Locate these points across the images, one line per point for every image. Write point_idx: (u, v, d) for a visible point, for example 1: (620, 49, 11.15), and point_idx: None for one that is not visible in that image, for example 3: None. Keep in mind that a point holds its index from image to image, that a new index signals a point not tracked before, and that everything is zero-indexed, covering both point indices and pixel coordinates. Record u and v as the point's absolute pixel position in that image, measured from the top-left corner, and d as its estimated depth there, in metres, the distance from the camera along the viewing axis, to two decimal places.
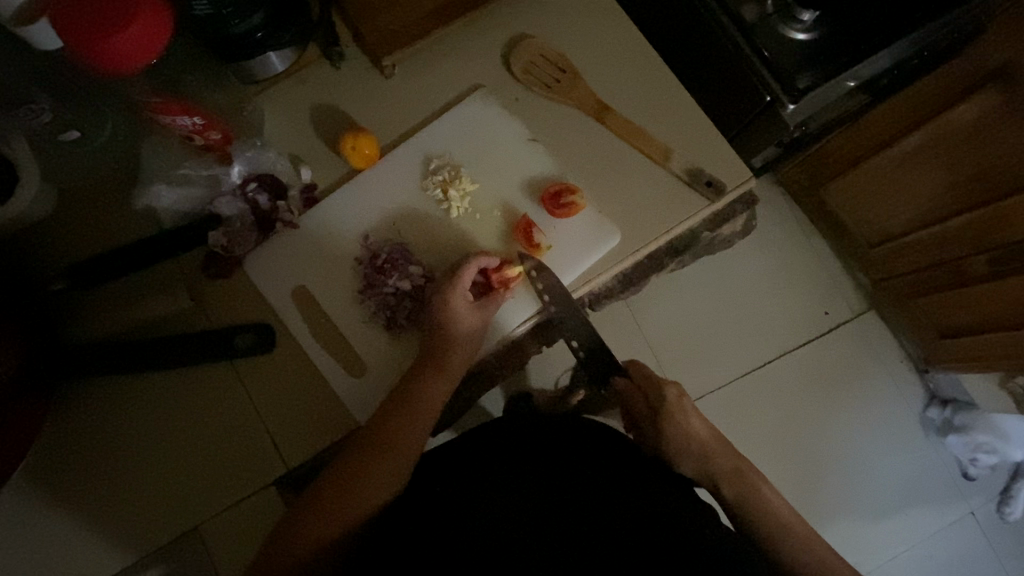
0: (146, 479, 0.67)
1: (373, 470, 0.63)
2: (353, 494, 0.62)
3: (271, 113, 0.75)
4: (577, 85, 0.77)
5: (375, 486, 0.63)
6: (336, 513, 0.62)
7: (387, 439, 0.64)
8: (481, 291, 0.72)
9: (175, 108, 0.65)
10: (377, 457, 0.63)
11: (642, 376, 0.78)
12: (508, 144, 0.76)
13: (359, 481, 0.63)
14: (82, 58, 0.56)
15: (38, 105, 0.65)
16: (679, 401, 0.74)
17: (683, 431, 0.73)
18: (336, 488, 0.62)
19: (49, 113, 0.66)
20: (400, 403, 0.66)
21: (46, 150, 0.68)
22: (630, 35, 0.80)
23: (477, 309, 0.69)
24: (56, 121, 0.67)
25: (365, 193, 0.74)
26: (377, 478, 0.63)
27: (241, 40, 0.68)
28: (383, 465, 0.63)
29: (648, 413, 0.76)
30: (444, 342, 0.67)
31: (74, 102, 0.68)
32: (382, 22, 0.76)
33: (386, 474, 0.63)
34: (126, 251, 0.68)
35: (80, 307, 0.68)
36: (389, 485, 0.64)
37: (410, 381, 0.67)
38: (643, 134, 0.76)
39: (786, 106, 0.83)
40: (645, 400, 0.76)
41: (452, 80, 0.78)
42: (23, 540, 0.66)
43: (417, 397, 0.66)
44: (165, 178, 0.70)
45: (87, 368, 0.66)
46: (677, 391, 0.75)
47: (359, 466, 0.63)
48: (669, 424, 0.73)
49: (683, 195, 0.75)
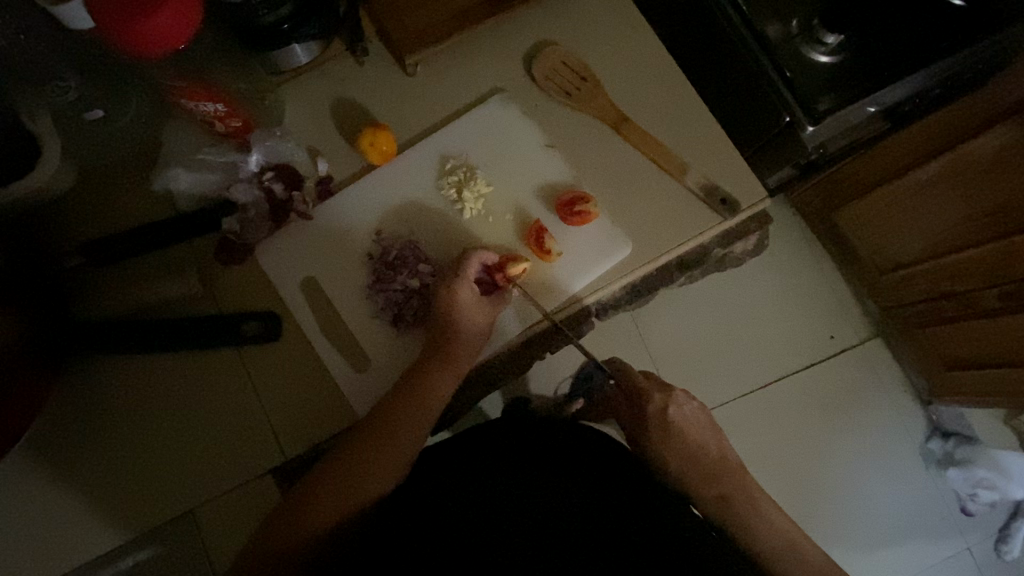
0: (143, 458, 0.67)
1: (374, 462, 0.63)
2: (353, 485, 0.63)
3: (292, 106, 0.76)
4: (597, 95, 0.78)
5: (374, 479, 0.63)
6: (333, 505, 0.62)
7: (387, 429, 0.64)
8: (488, 286, 0.71)
9: (200, 92, 0.66)
10: (379, 449, 0.64)
11: (625, 379, 0.84)
12: (525, 149, 0.76)
13: (358, 472, 0.63)
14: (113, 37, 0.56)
15: (68, 80, 0.66)
16: (660, 412, 0.78)
17: (672, 441, 0.76)
18: (330, 481, 0.62)
19: (76, 90, 0.67)
20: (406, 396, 0.66)
21: (71, 125, 0.68)
22: (654, 47, 0.81)
23: (479, 303, 0.70)
24: (83, 99, 0.67)
25: (380, 189, 0.74)
26: (375, 469, 0.63)
27: (269, 30, 0.69)
28: (384, 457, 0.64)
29: (633, 416, 0.80)
30: (450, 334, 0.68)
31: (104, 82, 0.68)
32: (408, 20, 0.76)
33: (386, 465, 0.64)
34: (141, 230, 0.69)
35: (89, 285, 0.68)
36: (388, 478, 0.64)
37: (415, 375, 0.67)
38: (661, 147, 0.76)
39: (806, 128, 0.82)
40: (630, 402, 0.82)
41: (474, 82, 0.79)
42: (19, 512, 0.66)
43: (421, 392, 0.66)
44: (182, 162, 0.71)
45: (93, 344, 0.66)
46: (664, 398, 0.78)
47: (361, 455, 0.63)
48: (655, 430, 0.77)
49: (697, 210, 0.75)
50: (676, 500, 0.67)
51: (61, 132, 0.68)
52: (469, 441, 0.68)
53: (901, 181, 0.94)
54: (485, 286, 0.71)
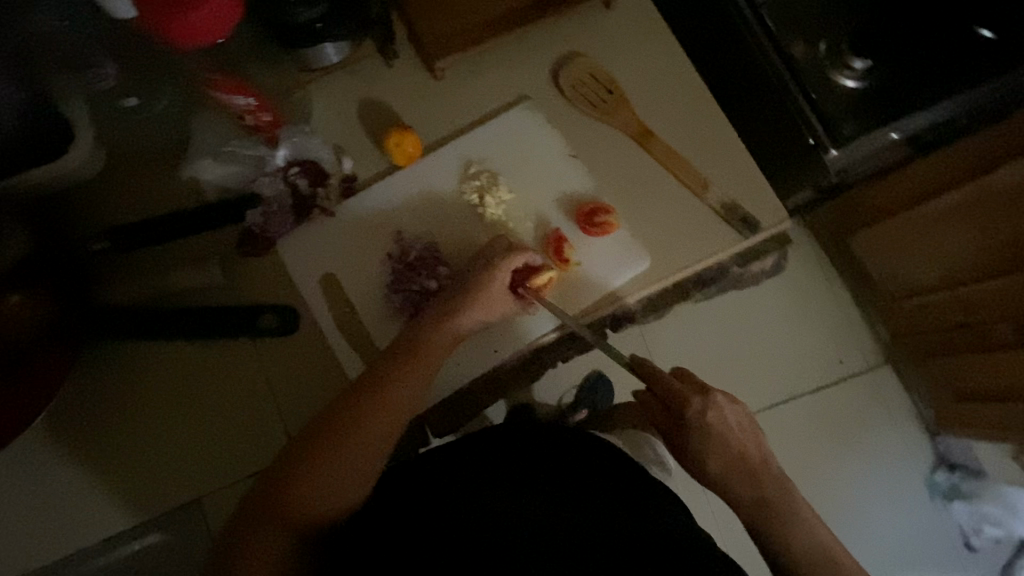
0: (153, 444, 0.68)
1: (344, 453, 0.62)
2: (327, 475, 0.61)
3: (320, 104, 0.76)
4: (622, 107, 0.78)
5: (350, 470, 0.62)
6: (310, 496, 0.61)
7: (355, 420, 0.63)
8: (519, 281, 0.71)
9: (233, 87, 0.68)
10: (354, 441, 0.62)
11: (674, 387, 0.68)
12: (548, 157, 0.77)
13: (332, 463, 0.62)
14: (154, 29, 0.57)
15: (104, 70, 0.68)
16: (702, 418, 0.67)
17: (711, 451, 0.67)
18: (332, 477, 0.62)
19: (114, 80, 0.69)
20: (380, 387, 0.65)
21: (104, 112, 0.70)
22: (681, 64, 0.81)
23: (503, 300, 0.70)
24: (118, 87, 0.69)
25: (403, 190, 0.75)
26: (346, 461, 0.62)
27: (302, 29, 0.70)
28: (355, 449, 0.62)
29: (670, 422, 0.69)
30: (432, 327, 0.68)
31: (139, 72, 0.70)
32: (439, 25, 0.77)
33: (359, 458, 0.62)
34: (166, 219, 0.68)
35: (114, 270, 0.68)
36: (364, 472, 0.63)
37: (386, 366, 0.66)
38: (683, 162, 0.76)
39: (830, 150, 0.83)
40: (666, 409, 0.69)
41: (500, 89, 0.80)
42: (31, 493, 0.67)
43: (394, 384, 0.65)
44: (211, 154, 0.71)
45: (112, 330, 0.67)
46: (704, 402, 0.67)
47: (332, 445, 0.62)
48: (694, 441, 0.67)
49: (718, 227, 0.75)
50: (684, 517, 0.66)
51: (94, 118, 0.70)
52: (475, 444, 0.68)
53: (918, 208, 0.94)
54: (517, 282, 0.70)
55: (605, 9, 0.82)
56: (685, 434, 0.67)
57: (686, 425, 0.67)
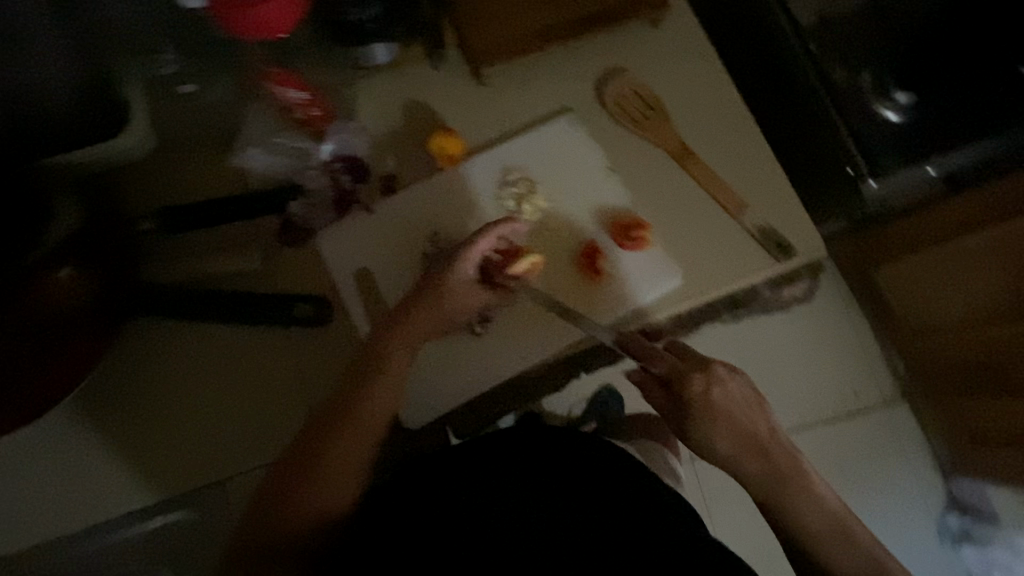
0: (182, 423, 0.69)
1: (332, 461, 0.62)
2: (318, 481, 0.61)
3: (366, 101, 0.77)
4: (664, 125, 0.79)
5: (341, 475, 0.62)
6: (303, 498, 0.61)
7: (339, 428, 0.62)
8: (485, 269, 0.69)
9: (289, 81, 0.71)
10: (341, 447, 0.62)
11: (668, 367, 0.62)
12: (586, 169, 0.77)
13: (322, 469, 0.62)
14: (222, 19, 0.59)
15: (168, 57, 0.70)
16: (705, 395, 0.60)
17: (715, 429, 0.61)
18: (309, 477, 0.61)
19: (175, 65, 0.71)
20: (358, 394, 0.64)
21: (164, 97, 0.72)
22: (724, 87, 0.81)
23: (465, 293, 0.68)
24: (177, 74, 0.71)
25: (441, 193, 0.76)
26: (333, 468, 0.62)
27: (353, 29, 0.72)
28: (342, 457, 0.62)
29: (672, 406, 0.62)
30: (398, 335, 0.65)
31: (198, 59, 0.72)
32: (487, 32, 0.78)
33: (347, 466, 0.62)
34: (210, 203, 0.69)
35: (162, 250, 0.71)
36: (354, 475, 0.62)
37: (364, 375, 0.65)
38: (721, 184, 0.77)
39: (865, 180, 0.85)
40: (666, 387, 0.63)
41: (543, 98, 0.80)
42: (61, 463, 0.68)
43: (369, 394, 0.64)
44: (260, 144, 0.73)
45: (156, 308, 0.68)
46: (705, 379, 0.61)
47: (320, 453, 0.62)
48: (696, 419, 0.61)
49: (752, 250, 0.75)
50: None
51: (151, 99, 0.71)
52: (486, 448, 0.68)
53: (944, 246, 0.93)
54: (483, 271, 0.68)
55: (652, 28, 0.83)
56: (687, 412, 0.62)
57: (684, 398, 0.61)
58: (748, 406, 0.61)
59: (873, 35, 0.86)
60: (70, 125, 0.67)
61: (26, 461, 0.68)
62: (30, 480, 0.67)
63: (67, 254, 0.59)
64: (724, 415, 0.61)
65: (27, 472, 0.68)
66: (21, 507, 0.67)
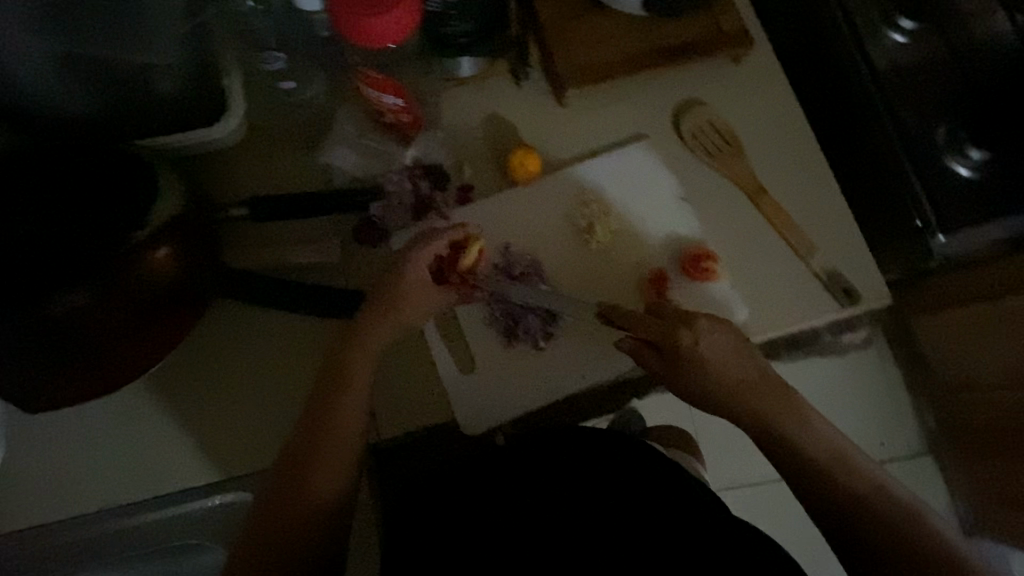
0: (243, 407, 0.70)
1: (333, 435, 0.63)
2: (321, 455, 0.62)
3: (449, 111, 0.79)
4: (739, 161, 0.80)
5: (348, 445, 0.64)
6: (312, 472, 0.62)
7: (334, 403, 0.64)
8: (441, 267, 0.70)
9: (383, 85, 0.72)
10: (340, 421, 0.64)
11: (655, 330, 0.65)
12: (658, 197, 0.78)
13: (322, 443, 0.63)
14: (337, 24, 0.61)
15: (277, 54, 0.74)
16: (694, 348, 0.64)
17: (711, 378, 0.64)
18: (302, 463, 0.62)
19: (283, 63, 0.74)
20: (349, 370, 0.65)
21: (262, 91, 0.75)
22: (801, 128, 0.82)
23: (428, 288, 0.68)
24: (285, 70, 0.75)
25: (515, 207, 0.77)
26: (334, 445, 0.63)
27: (451, 43, 0.75)
28: (339, 433, 0.63)
29: (663, 368, 0.65)
30: (376, 317, 0.66)
31: (304, 59, 0.75)
32: (575, 56, 0.80)
33: (347, 439, 0.63)
34: (301, 196, 0.72)
35: (246, 237, 0.73)
36: (353, 447, 0.64)
37: (346, 351, 0.66)
38: (793, 225, 0.77)
39: (935, 235, 0.84)
40: (660, 353, 0.65)
41: (621, 123, 0.82)
42: (126, 436, 0.69)
43: (353, 371, 0.65)
44: (347, 143, 0.75)
45: (235, 292, 0.70)
46: (693, 334, 0.64)
47: (322, 430, 0.63)
48: (689, 372, 0.64)
49: (818, 293, 0.76)
50: None
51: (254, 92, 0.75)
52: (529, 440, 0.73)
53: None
54: (439, 270, 0.69)
55: (733, 64, 0.84)
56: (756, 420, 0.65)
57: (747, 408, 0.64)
58: (776, 378, 0.65)
59: (942, 88, 0.88)
60: (173, 109, 0.70)
61: (93, 429, 0.69)
62: (96, 448, 0.68)
63: (168, 233, 0.61)
64: (730, 383, 0.64)
65: (94, 439, 0.68)
66: (82, 475, 0.68)
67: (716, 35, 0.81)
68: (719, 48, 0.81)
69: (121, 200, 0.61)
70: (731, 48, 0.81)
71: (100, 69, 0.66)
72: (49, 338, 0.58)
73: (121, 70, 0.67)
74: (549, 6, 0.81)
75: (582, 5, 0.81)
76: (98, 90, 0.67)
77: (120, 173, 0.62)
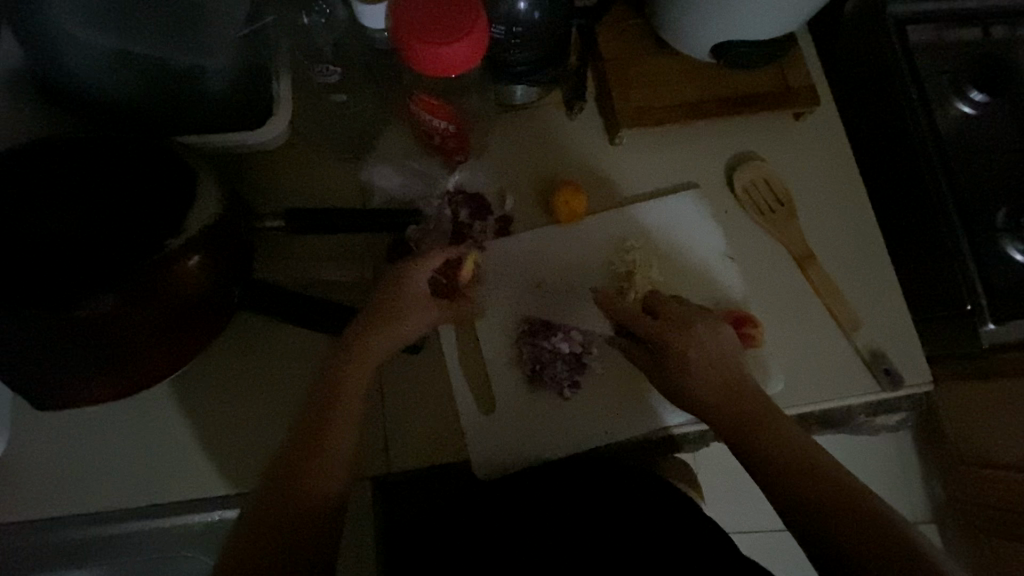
0: (254, 421, 0.68)
1: (320, 456, 0.60)
2: (307, 483, 0.59)
3: (497, 139, 0.77)
4: (791, 224, 0.76)
5: (335, 474, 0.61)
6: (297, 499, 0.59)
7: (327, 424, 0.61)
8: (448, 286, 0.70)
9: (434, 108, 0.69)
10: (330, 447, 0.61)
11: (646, 329, 0.65)
12: (704, 252, 0.75)
13: (308, 470, 0.60)
14: (401, 48, 0.61)
15: (334, 67, 0.72)
16: (683, 354, 0.63)
17: (700, 381, 0.62)
18: (293, 469, 0.60)
19: (339, 77, 0.73)
20: (344, 393, 0.62)
21: (316, 100, 0.75)
22: (859, 196, 0.79)
23: (418, 297, 0.65)
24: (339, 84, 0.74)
25: (557, 245, 0.74)
26: (323, 463, 0.60)
27: (509, 70, 0.73)
28: (326, 460, 0.60)
29: (650, 361, 0.66)
30: (375, 320, 0.64)
31: (359, 74, 0.74)
32: (633, 95, 0.77)
33: (339, 443, 0.61)
34: (337, 211, 0.70)
35: (277, 248, 0.72)
36: (342, 477, 0.61)
37: (342, 371, 0.63)
38: (839, 297, 0.74)
39: (986, 322, 0.83)
40: (649, 351, 0.66)
41: (672, 169, 0.78)
42: (136, 436, 0.67)
43: (347, 395, 0.63)
44: (391, 162, 0.74)
45: (258, 304, 0.68)
46: (684, 338, 0.63)
47: (309, 449, 0.60)
48: (672, 368, 0.63)
49: (859, 373, 0.72)
50: None
51: (304, 102, 0.74)
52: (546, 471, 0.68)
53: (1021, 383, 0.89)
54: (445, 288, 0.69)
55: (794, 121, 0.81)
56: (785, 492, 0.59)
57: (772, 474, 0.60)
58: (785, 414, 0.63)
59: (990, 166, 0.88)
60: (219, 112, 0.69)
61: (105, 426, 0.67)
62: (103, 446, 0.67)
63: (204, 243, 0.59)
64: (719, 391, 0.62)
65: (104, 437, 0.67)
66: (86, 472, 0.66)
67: (781, 89, 0.79)
68: (784, 103, 0.78)
69: (159, 200, 0.61)
70: (796, 104, 0.78)
71: (152, 69, 0.64)
72: (72, 339, 0.57)
73: (172, 71, 0.65)
74: (612, 42, 0.78)
75: (646, 44, 0.79)
76: (147, 88, 0.65)
77: (167, 178, 0.62)
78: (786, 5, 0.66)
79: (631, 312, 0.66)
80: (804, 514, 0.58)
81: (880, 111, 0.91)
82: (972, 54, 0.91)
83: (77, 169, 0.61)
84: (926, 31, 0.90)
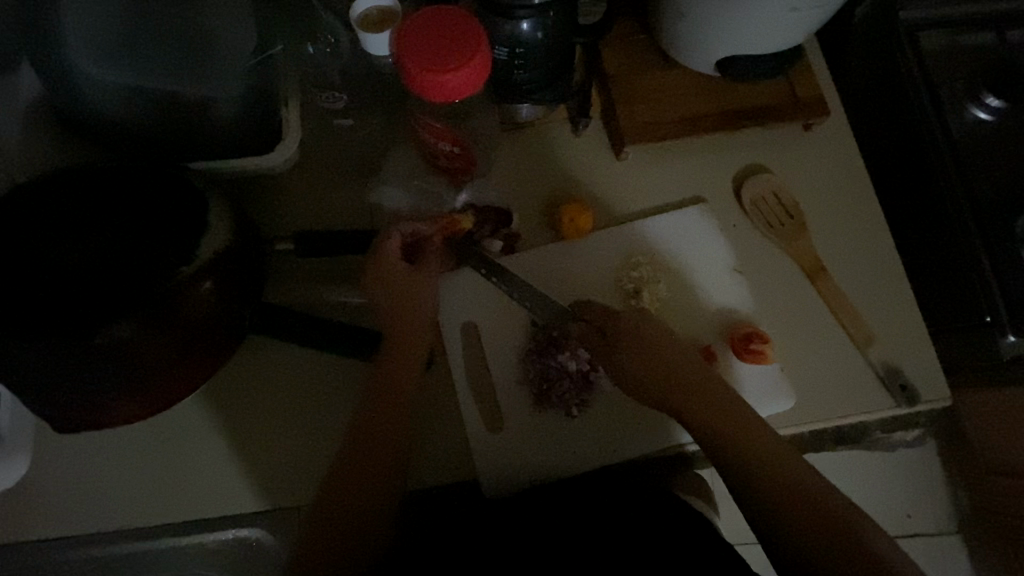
0: (265, 442, 0.69)
1: (370, 485, 0.63)
2: (351, 512, 0.62)
3: (501, 159, 0.78)
4: (801, 236, 0.75)
5: (370, 500, 0.63)
6: (345, 525, 0.62)
7: (374, 457, 0.64)
8: (415, 250, 0.70)
9: (443, 133, 0.72)
10: (363, 477, 0.63)
11: (598, 313, 0.68)
12: (713, 266, 0.75)
13: (356, 499, 0.63)
14: (417, 87, 0.62)
15: (338, 93, 0.76)
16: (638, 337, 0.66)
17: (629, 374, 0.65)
18: (346, 501, 0.63)
19: (343, 103, 0.76)
20: (385, 422, 0.65)
21: (322, 125, 0.77)
22: (870, 208, 0.77)
23: (416, 274, 0.68)
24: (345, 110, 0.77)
25: (566, 262, 0.74)
26: (372, 489, 0.63)
27: (512, 89, 0.73)
28: (371, 489, 0.63)
29: (600, 343, 0.67)
30: (406, 349, 0.67)
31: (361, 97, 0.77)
32: (637, 111, 0.77)
33: (385, 477, 0.64)
34: (343, 234, 0.72)
35: (286, 272, 0.73)
36: (369, 496, 0.63)
37: (382, 400, 0.65)
38: (852, 311, 0.73)
39: (1007, 335, 0.80)
40: (603, 334, 0.67)
41: (679, 184, 0.78)
42: (147, 458, 0.69)
43: (397, 425, 0.65)
44: (400, 183, 0.75)
45: (268, 327, 0.68)
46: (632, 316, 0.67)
47: (357, 477, 0.63)
48: (618, 351, 0.65)
49: (873, 388, 0.71)
50: None
51: (313, 128, 0.77)
52: (561, 489, 0.66)
53: None
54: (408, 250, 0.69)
55: (803, 132, 0.80)
56: None
57: (774, 484, 0.61)
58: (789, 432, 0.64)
59: (1008, 174, 0.87)
60: (226, 137, 0.70)
61: (119, 447, 0.69)
62: (119, 467, 0.68)
63: (215, 267, 0.61)
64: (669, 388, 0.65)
65: (118, 458, 0.69)
66: (101, 493, 0.68)
67: (789, 102, 0.78)
68: (793, 115, 0.77)
69: (170, 227, 0.63)
70: (805, 115, 0.77)
71: (159, 100, 0.67)
72: (86, 365, 0.58)
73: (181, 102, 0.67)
74: (617, 58, 0.78)
75: (651, 59, 0.79)
76: (158, 118, 0.68)
77: (180, 204, 0.64)
78: (791, 21, 0.66)
79: (616, 311, 0.68)
80: (796, 522, 0.60)
81: (892, 119, 0.89)
82: (985, 59, 0.90)
83: (92, 200, 0.64)
84: (936, 36, 0.90)
